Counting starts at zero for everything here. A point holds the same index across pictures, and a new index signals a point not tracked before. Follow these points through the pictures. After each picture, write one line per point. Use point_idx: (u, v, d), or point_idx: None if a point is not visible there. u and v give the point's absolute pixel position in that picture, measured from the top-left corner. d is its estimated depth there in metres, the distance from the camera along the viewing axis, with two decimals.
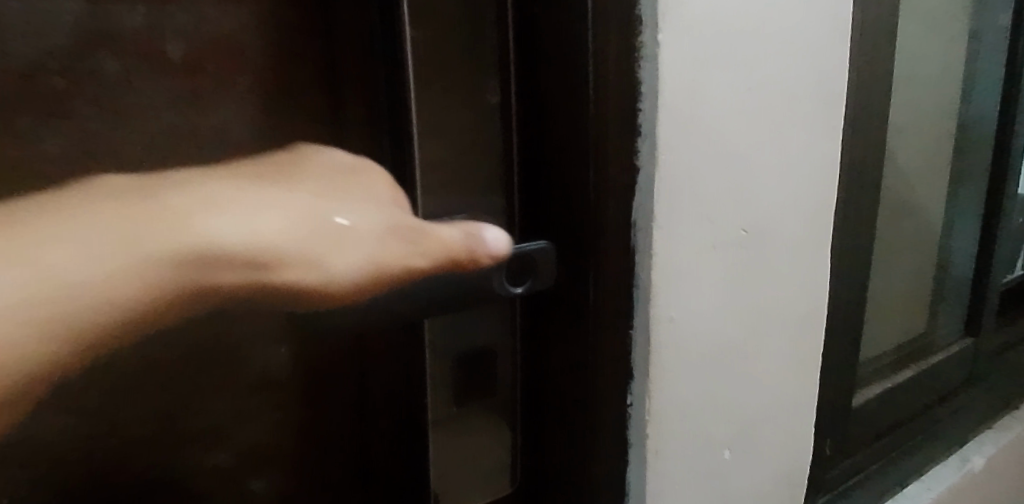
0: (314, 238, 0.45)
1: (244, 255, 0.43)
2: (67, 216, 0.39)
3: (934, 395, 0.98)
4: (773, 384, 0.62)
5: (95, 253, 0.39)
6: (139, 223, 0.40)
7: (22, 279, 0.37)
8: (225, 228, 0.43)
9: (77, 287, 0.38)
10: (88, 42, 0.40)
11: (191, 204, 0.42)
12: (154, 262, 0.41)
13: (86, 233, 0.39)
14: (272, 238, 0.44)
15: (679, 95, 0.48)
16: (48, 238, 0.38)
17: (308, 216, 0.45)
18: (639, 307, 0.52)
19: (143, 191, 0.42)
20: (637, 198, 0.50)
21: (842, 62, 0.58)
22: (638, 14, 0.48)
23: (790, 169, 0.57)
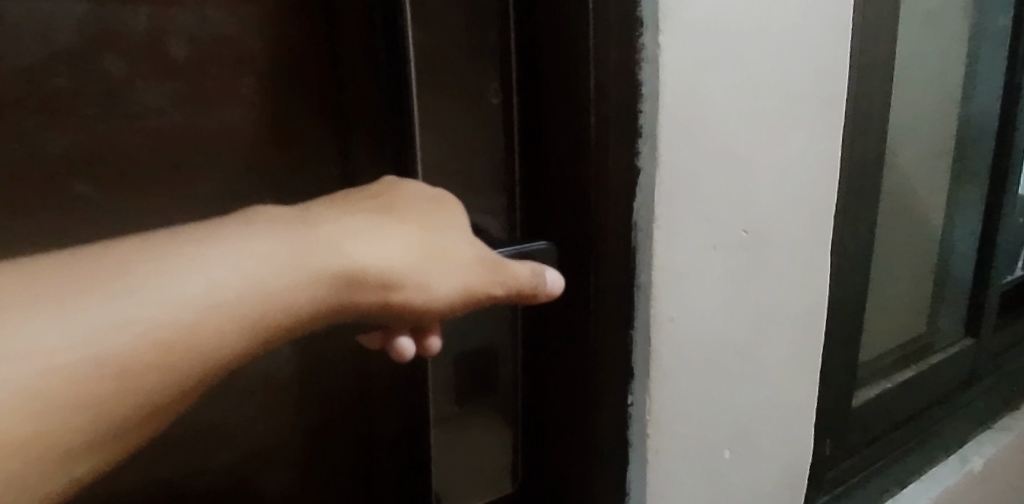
0: (437, 267, 0.38)
1: (367, 285, 0.35)
2: (183, 250, 0.30)
3: (934, 395, 0.98)
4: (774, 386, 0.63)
5: (208, 283, 0.30)
6: (276, 248, 0.32)
7: (112, 327, 0.27)
8: (358, 255, 0.34)
9: (172, 325, 0.29)
10: (96, 44, 0.44)
11: (332, 236, 0.34)
12: (270, 294, 0.31)
13: (221, 266, 0.30)
14: (405, 263, 0.36)
15: (680, 96, 0.49)
16: (194, 269, 0.30)
17: (434, 241, 0.38)
18: (639, 307, 0.52)
19: (279, 222, 0.34)
20: (637, 199, 0.51)
21: (842, 62, 0.59)
22: (640, 16, 0.48)
23: (791, 170, 0.57)
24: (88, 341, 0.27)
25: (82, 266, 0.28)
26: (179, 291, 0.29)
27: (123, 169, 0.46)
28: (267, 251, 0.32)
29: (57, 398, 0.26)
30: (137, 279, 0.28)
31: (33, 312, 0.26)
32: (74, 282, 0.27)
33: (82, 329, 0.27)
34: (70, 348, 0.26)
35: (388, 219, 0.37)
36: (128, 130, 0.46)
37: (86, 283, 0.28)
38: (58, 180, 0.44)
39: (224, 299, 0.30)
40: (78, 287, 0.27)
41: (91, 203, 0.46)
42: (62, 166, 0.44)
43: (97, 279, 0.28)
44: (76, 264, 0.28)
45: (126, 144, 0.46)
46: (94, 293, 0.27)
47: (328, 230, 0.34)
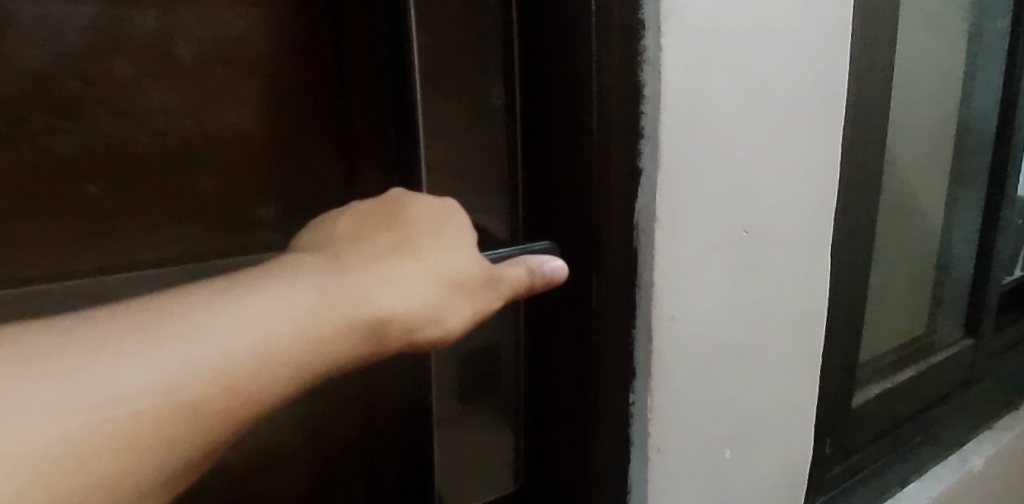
0: (463, 301, 0.39)
1: (404, 323, 0.36)
2: (234, 295, 0.32)
3: (933, 395, 0.99)
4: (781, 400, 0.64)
5: (261, 329, 0.31)
6: (319, 294, 0.34)
7: (175, 373, 0.29)
8: (393, 295, 0.36)
9: (231, 369, 0.30)
10: (104, 48, 0.47)
11: (369, 280, 0.36)
12: (316, 337, 0.33)
13: (271, 310, 0.32)
14: (433, 300, 0.38)
15: (681, 97, 0.49)
16: (243, 313, 0.32)
17: (462, 273, 0.39)
18: (641, 306, 0.53)
19: (319, 268, 0.36)
20: (639, 199, 0.51)
21: (842, 63, 0.59)
22: (643, 17, 0.48)
23: (791, 170, 0.58)
24: (147, 385, 0.29)
25: (147, 318, 0.30)
26: (230, 334, 0.31)
27: (132, 171, 0.49)
28: (310, 295, 0.34)
29: (128, 441, 0.28)
30: (192, 324, 0.31)
31: (102, 361, 0.28)
32: (141, 333, 0.30)
33: (154, 372, 0.29)
34: (139, 394, 0.28)
35: (418, 255, 0.38)
36: (136, 132, 0.49)
37: (150, 334, 0.30)
38: (69, 179, 0.47)
39: (276, 344, 0.32)
40: (145, 338, 0.30)
41: (103, 206, 0.49)
42: (74, 167, 0.47)
43: (161, 329, 0.30)
44: (142, 315, 0.31)
45: (137, 149, 0.49)
46: (159, 342, 0.30)
47: (364, 274, 0.36)
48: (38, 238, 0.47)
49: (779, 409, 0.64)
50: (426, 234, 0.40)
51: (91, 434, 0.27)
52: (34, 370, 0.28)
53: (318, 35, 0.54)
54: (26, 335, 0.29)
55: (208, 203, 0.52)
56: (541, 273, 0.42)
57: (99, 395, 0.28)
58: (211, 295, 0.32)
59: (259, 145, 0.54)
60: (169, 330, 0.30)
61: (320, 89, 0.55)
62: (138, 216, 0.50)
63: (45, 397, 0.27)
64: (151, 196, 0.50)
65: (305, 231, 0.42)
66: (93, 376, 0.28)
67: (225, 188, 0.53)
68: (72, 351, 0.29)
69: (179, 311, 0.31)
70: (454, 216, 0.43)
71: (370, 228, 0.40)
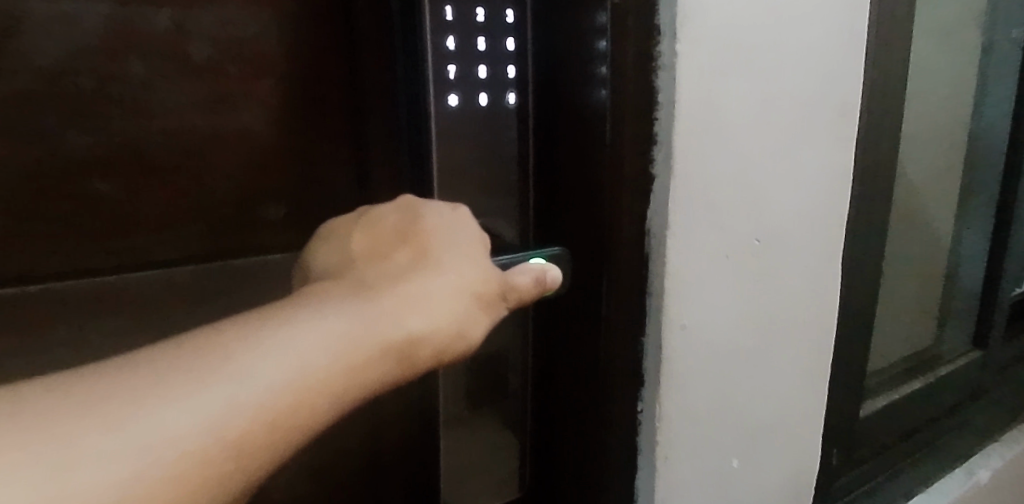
0: (483, 312, 0.40)
1: (434, 340, 0.36)
2: (266, 329, 0.31)
3: (940, 406, 0.98)
4: (794, 413, 0.64)
5: (300, 359, 0.31)
6: (354, 318, 0.33)
7: (220, 412, 0.28)
8: (422, 316, 0.36)
9: (275, 403, 0.30)
10: (117, 46, 0.46)
11: (399, 304, 0.35)
12: (351, 364, 0.32)
13: (310, 339, 0.32)
14: (458, 314, 0.38)
15: (695, 104, 0.49)
16: (280, 347, 0.31)
17: (482, 284, 0.39)
18: (651, 312, 0.52)
19: (347, 292, 0.35)
20: (651, 206, 0.51)
21: (855, 73, 0.59)
22: (657, 23, 0.48)
23: (802, 179, 0.58)
24: (191, 427, 0.28)
25: (182, 356, 0.29)
26: (268, 369, 0.30)
27: (142, 170, 0.49)
28: (343, 323, 0.33)
29: (179, 486, 0.27)
30: (228, 360, 0.29)
31: (146, 406, 0.27)
32: (180, 371, 0.29)
33: (197, 414, 0.28)
34: (186, 437, 0.27)
35: (440, 269, 0.38)
36: (146, 131, 0.49)
37: (188, 372, 0.29)
38: (78, 178, 0.47)
39: (316, 374, 0.31)
40: (184, 376, 0.28)
41: (112, 203, 0.49)
42: (82, 165, 0.47)
43: (198, 366, 0.29)
44: (175, 354, 0.29)
45: (149, 150, 0.49)
46: (201, 381, 0.29)
47: (393, 293, 0.36)
48: (48, 234, 0.47)
49: (791, 422, 0.64)
50: (447, 246, 0.40)
51: (141, 484, 0.26)
52: (76, 421, 0.26)
53: (331, 36, 0.54)
54: (60, 385, 0.27)
55: (219, 202, 0.52)
56: (544, 281, 0.44)
57: (147, 441, 0.27)
58: (242, 330, 0.31)
59: (269, 145, 0.53)
60: (207, 368, 0.29)
61: (332, 89, 0.55)
62: (146, 219, 0.50)
63: (92, 448, 0.26)
64: (160, 195, 0.50)
65: (315, 248, 0.42)
66: (139, 423, 0.27)
67: (235, 188, 0.53)
68: (112, 396, 0.27)
69: (211, 349, 0.30)
70: (470, 227, 0.42)
71: (387, 245, 0.39)
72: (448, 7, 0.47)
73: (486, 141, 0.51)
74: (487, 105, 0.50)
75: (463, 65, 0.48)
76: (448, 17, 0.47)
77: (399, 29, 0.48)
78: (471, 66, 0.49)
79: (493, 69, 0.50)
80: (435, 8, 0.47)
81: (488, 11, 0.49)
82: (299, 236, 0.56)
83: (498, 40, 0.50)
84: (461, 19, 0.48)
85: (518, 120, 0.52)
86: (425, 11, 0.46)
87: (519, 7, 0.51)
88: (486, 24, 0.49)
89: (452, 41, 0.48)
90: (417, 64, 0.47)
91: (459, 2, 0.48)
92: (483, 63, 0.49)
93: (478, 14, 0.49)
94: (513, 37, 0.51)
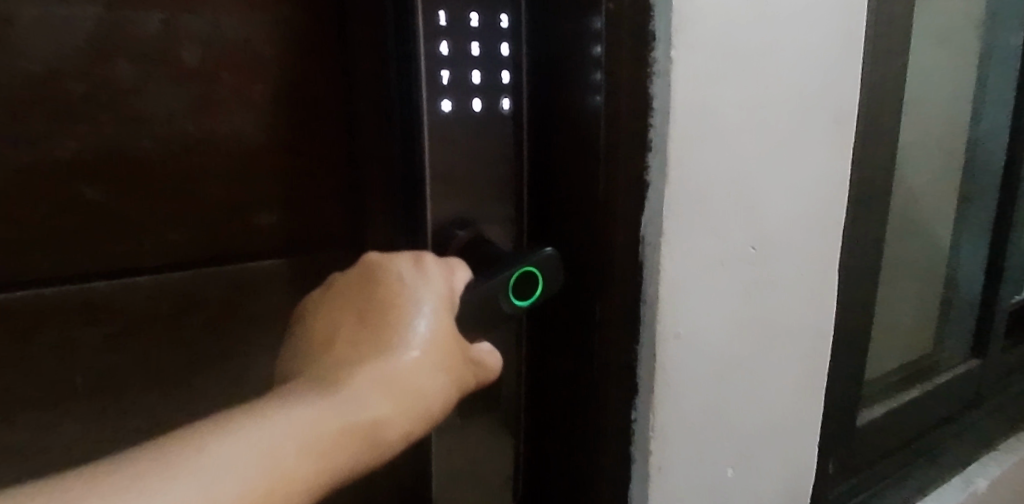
0: (445, 382, 0.45)
1: (395, 424, 0.43)
2: (239, 426, 0.37)
3: (939, 415, 0.97)
4: (787, 431, 0.64)
5: (266, 455, 0.37)
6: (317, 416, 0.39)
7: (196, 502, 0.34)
8: (379, 402, 0.42)
9: (245, 493, 0.36)
10: (107, 50, 0.46)
11: (360, 394, 0.42)
12: (314, 452, 0.39)
13: (276, 435, 0.38)
14: (417, 392, 0.44)
15: (689, 110, 0.49)
16: (249, 443, 0.37)
17: (442, 358, 0.45)
18: (645, 321, 0.51)
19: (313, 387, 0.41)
20: (646, 213, 0.50)
21: (852, 80, 0.59)
22: (653, 29, 0.48)
23: (797, 187, 0.58)
24: None
25: (163, 454, 0.35)
26: (239, 463, 0.36)
27: (132, 174, 0.49)
28: (307, 417, 0.39)
29: None
30: (203, 457, 0.36)
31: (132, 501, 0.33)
32: (165, 469, 0.35)
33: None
34: None
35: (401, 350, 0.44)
36: (136, 136, 0.48)
37: (168, 468, 0.35)
38: (67, 182, 0.47)
39: (282, 464, 0.37)
40: (164, 473, 0.34)
41: (102, 207, 0.48)
42: (72, 170, 0.47)
43: (177, 464, 0.35)
44: (158, 453, 0.35)
45: (139, 155, 0.49)
46: (180, 477, 0.35)
47: (356, 386, 0.42)
48: (38, 237, 0.47)
49: (785, 439, 0.64)
50: (415, 317, 0.45)
51: None
52: None
53: (325, 42, 0.54)
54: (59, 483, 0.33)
55: (210, 207, 0.52)
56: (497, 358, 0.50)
57: None
58: (218, 427, 0.37)
59: (261, 149, 0.54)
60: (184, 466, 0.35)
61: (325, 93, 0.55)
62: (135, 223, 0.50)
63: None
64: (150, 201, 0.50)
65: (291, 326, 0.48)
66: None
67: (227, 192, 0.53)
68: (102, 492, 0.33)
69: (188, 447, 0.36)
70: (443, 283, 0.46)
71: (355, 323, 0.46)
72: (442, 12, 0.47)
73: (480, 146, 0.50)
74: (481, 110, 0.50)
75: (456, 71, 0.48)
76: (441, 22, 0.47)
77: (393, 32, 0.48)
78: (465, 72, 0.49)
79: (488, 75, 0.50)
80: (428, 13, 0.46)
81: (482, 16, 0.49)
82: (290, 241, 0.57)
83: (492, 45, 0.50)
84: (455, 25, 0.48)
85: (511, 126, 0.52)
86: (419, 14, 0.46)
87: (514, 10, 0.51)
88: (480, 30, 0.49)
89: (445, 46, 0.47)
90: (411, 68, 0.47)
91: (453, 7, 0.47)
92: (477, 69, 0.49)
93: (472, 19, 0.48)
94: (507, 42, 0.51)
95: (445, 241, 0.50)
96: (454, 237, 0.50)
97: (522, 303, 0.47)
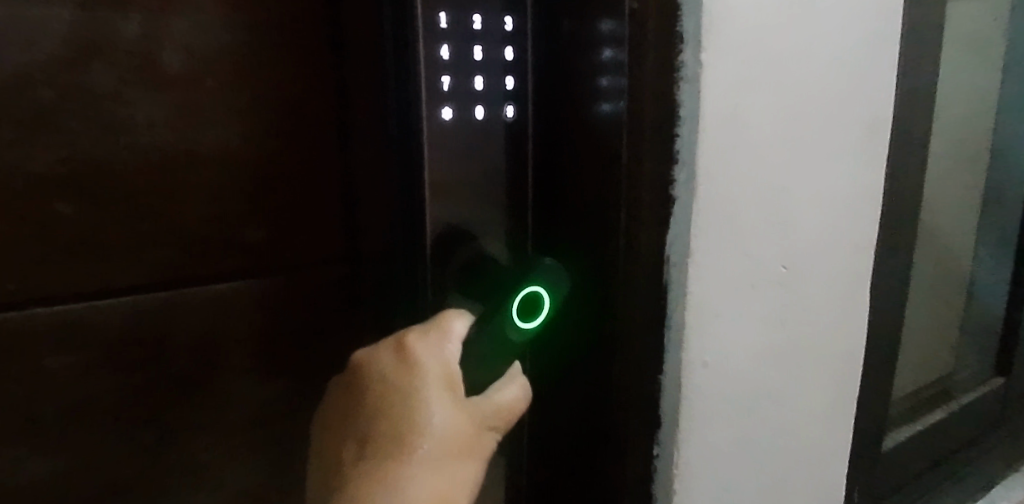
0: (467, 462, 0.43)
1: None
2: None
3: (964, 437, 0.93)
4: (819, 467, 0.60)
5: None
6: None
7: None
8: None
9: None
10: (80, 54, 0.44)
11: None
12: None
13: None
14: (440, 486, 0.42)
15: (719, 119, 0.45)
16: None
17: (455, 442, 0.42)
18: (669, 350, 0.47)
19: None
20: (671, 231, 0.46)
21: (881, 90, 0.56)
22: (679, 30, 0.43)
23: (827, 204, 0.54)
24: None
25: None
26: None
27: (112, 186, 0.46)
28: None
29: None
30: None
31: None
32: None
33: None
34: None
35: (412, 449, 0.41)
36: (114, 147, 0.45)
37: None
38: (42, 193, 0.44)
39: None
40: None
41: (81, 220, 0.46)
42: (44, 180, 0.44)
43: None
44: None
45: (117, 165, 0.46)
46: None
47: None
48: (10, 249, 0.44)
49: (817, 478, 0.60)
50: (418, 413, 0.41)
51: None
52: None
53: (315, 45, 0.51)
54: None
55: (194, 221, 0.49)
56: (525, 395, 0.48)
57: None
58: None
59: (249, 160, 0.50)
60: None
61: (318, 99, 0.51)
62: (117, 237, 0.47)
63: None
64: (131, 217, 0.47)
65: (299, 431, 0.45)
66: None
67: (213, 206, 0.49)
68: None
69: None
70: (437, 359, 0.43)
71: (357, 431, 0.42)
72: (442, 13, 0.43)
73: (481, 157, 0.46)
74: (483, 119, 0.46)
75: (457, 77, 0.44)
76: (442, 24, 0.43)
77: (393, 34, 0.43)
78: (466, 78, 0.45)
79: (490, 81, 0.46)
80: (428, 14, 0.42)
81: (485, 17, 0.45)
82: (281, 259, 0.52)
83: (496, 50, 0.46)
84: (455, 27, 0.44)
85: (513, 137, 0.48)
86: (418, 15, 0.42)
87: (520, 14, 0.47)
88: (483, 33, 0.45)
89: (446, 49, 0.43)
90: (411, 75, 0.43)
91: (454, 8, 0.43)
92: (480, 74, 0.45)
93: (474, 22, 0.45)
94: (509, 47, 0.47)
95: (443, 255, 0.46)
96: (453, 251, 0.46)
97: (527, 325, 0.44)
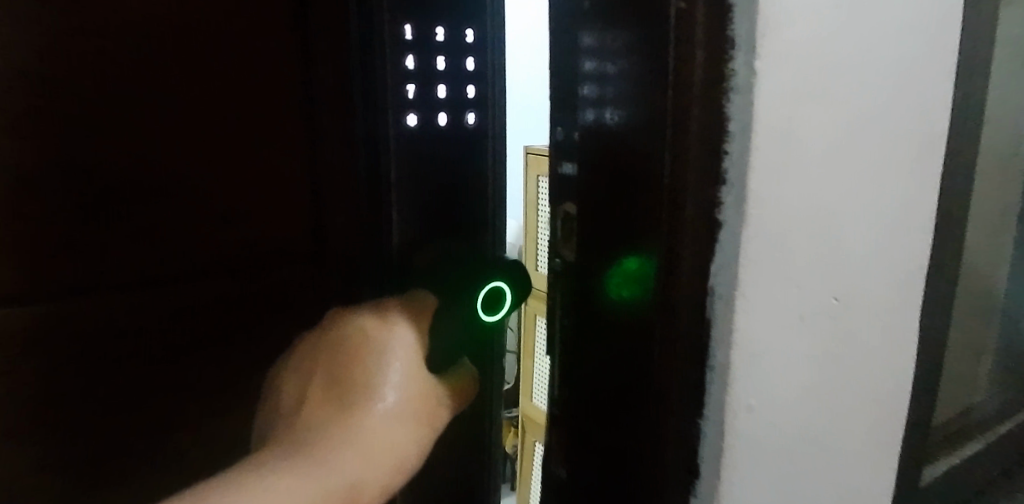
0: (417, 428, 0.50)
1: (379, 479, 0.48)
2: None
3: (994, 467, 0.88)
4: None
5: None
6: (302, 485, 0.44)
7: None
8: (358, 462, 0.47)
9: None
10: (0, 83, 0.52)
11: (337, 456, 0.47)
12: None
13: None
14: (390, 441, 0.49)
15: (773, 135, 0.40)
16: None
17: (411, 405, 0.50)
18: (711, 392, 0.42)
19: (294, 452, 0.47)
20: (716, 260, 0.40)
21: (936, 101, 0.51)
22: (731, 32, 0.38)
23: (879, 226, 0.49)
24: None
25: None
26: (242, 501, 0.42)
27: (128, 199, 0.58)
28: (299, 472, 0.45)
29: None
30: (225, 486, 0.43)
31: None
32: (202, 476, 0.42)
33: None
34: None
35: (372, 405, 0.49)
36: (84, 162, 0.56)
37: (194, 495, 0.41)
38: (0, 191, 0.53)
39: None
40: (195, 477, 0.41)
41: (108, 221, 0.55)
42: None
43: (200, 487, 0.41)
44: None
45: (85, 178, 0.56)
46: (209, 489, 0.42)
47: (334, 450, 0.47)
48: None
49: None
50: (378, 375, 0.50)
51: None
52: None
53: None
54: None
55: None
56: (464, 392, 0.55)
57: None
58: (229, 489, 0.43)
59: None
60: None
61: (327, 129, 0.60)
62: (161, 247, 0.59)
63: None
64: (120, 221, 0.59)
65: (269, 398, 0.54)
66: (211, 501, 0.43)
67: None
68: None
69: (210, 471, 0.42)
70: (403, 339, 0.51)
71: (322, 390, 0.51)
72: (409, 27, 0.53)
73: (447, 158, 0.56)
74: (446, 124, 0.56)
75: (421, 85, 0.55)
76: (408, 37, 0.53)
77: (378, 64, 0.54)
78: (430, 87, 0.55)
79: (453, 89, 0.56)
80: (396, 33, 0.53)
81: (448, 32, 0.55)
82: None
83: (457, 60, 0.56)
84: (420, 39, 0.54)
85: (471, 137, 0.57)
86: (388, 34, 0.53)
87: (477, 26, 0.56)
88: (445, 44, 0.55)
89: (411, 60, 0.54)
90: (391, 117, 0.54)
91: (420, 22, 0.54)
92: (443, 83, 0.55)
93: (437, 35, 0.55)
94: (443, 55, 0.55)
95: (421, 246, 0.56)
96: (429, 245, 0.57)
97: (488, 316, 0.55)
